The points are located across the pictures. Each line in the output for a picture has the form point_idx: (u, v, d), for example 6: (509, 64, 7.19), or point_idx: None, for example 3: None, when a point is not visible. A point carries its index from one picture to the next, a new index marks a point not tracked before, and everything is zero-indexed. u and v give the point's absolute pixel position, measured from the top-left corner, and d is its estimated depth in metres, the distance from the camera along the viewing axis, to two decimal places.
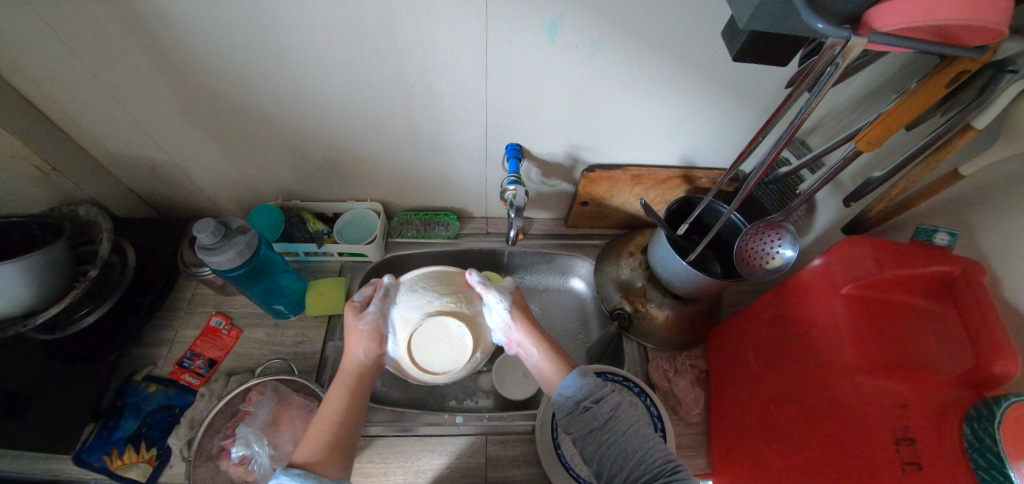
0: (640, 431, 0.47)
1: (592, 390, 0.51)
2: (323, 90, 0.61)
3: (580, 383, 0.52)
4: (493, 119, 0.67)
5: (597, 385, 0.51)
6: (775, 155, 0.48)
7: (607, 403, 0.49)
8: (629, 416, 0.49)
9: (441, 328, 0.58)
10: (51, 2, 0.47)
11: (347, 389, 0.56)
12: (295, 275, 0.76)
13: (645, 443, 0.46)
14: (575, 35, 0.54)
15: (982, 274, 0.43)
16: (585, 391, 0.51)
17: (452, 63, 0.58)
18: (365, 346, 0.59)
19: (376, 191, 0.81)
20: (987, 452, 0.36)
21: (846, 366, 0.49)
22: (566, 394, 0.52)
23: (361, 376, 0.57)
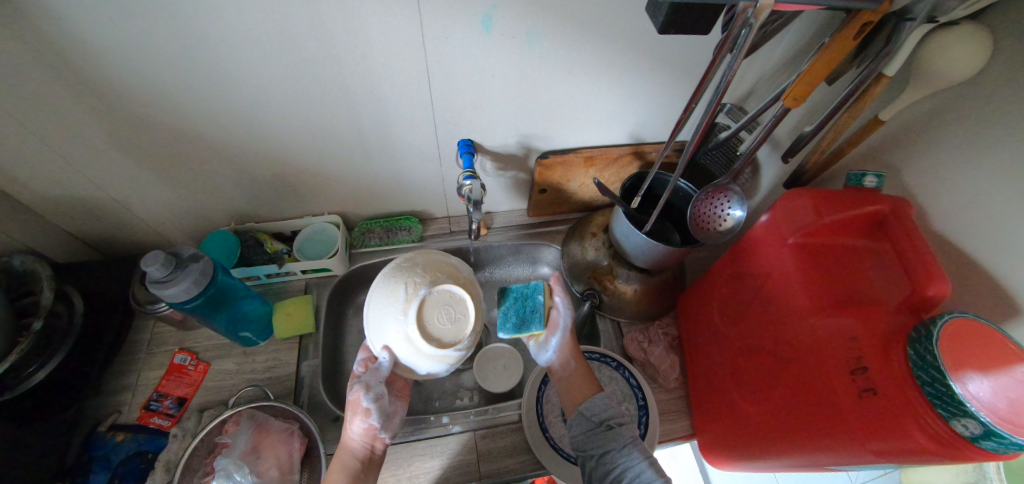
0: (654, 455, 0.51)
1: (615, 413, 0.54)
2: (263, 107, 0.60)
3: (608, 404, 0.55)
4: (441, 118, 0.67)
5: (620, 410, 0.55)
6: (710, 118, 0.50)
7: (628, 428, 0.52)
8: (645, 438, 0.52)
9: (436, 310, 0.50)
10: None
11: (348, 471, 0.53)
12: (259, 300, 0.73)
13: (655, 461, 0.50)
14: (511, 24, 0.55)
15: (909, 209, 0.47)
16: (609, 407, 0.55)
17: (392, 65, 0.57)
18: (360, 426, 0.54)
19: (331, 203, 0.79)
20: (930, 369, 0.38)
21: (801, 311, 0.52)
22: (591, 410, 0.55)
23: (362, 465, 0.54)
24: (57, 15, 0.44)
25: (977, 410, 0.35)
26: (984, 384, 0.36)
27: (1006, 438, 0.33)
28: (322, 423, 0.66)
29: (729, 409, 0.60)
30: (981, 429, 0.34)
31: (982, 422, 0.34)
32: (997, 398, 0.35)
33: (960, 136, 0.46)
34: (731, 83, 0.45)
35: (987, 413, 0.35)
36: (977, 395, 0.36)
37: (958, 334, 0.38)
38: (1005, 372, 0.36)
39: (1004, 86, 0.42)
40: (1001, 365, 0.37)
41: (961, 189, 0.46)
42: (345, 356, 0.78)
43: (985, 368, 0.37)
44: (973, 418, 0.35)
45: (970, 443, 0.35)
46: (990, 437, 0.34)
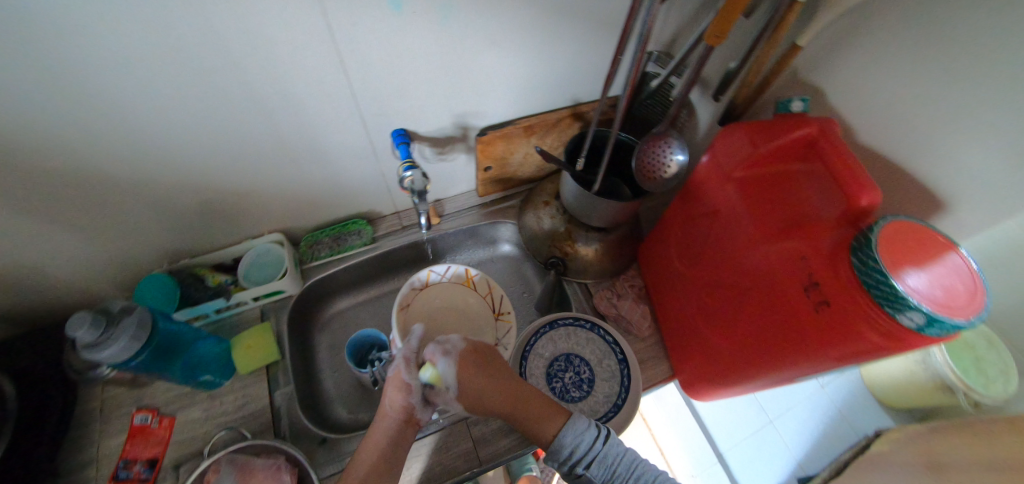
0: (634, 463, 0.55)
1: (582, 455, 0.54)
2: (165, 132, 0.53)
3: (573, 451, 0.54)
4: (367, 111, 0.63)
5: (592, 441, 0.55)
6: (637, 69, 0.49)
7: (595, 468, 0.54)
8: (617, 452, 0.55)
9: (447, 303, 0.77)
10: None
11: (380, 449, 0.55)
12: (212, 339, 0.69)
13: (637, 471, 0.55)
14: (422, 0, 0.50)
15: (834, 126, 0.48)
16: (577, 446, 0.54)
17: (301, 63, 0.52)
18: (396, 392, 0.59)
19: (270, 221, 0.74)
20: (873, 271, 0.40)
21: (753, 240, 0.54)
22: (558, 456, 0.55)
23: (396, 438, 0.56)
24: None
25: (919, 304, 0.37)
26: (922, 278, 0.39)
27: (948, 323, 0.36)
28: (310, 448, 0.64)
29: (701, 346, 0.63)
30: (924, 318, 0.37)
31: (924, 312, 0.37)
32: (933, 289, 0.39)
33: (874, 51, 0.47)
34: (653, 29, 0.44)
35: (928, 304, 0.37)
36: (919, 289, 0.39)
37: (890, 243, 0.41)
38: (938, 265, 0.40)
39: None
40: (934, 258, 0.40)
41: (880, 101, 0.48)
42: (320, 374, 0.75)
43: (922, 263, 0.40)
44: (916, 310, 0.37)
45: (916, 332, 0.38)
46: (933, 324, 0.37)
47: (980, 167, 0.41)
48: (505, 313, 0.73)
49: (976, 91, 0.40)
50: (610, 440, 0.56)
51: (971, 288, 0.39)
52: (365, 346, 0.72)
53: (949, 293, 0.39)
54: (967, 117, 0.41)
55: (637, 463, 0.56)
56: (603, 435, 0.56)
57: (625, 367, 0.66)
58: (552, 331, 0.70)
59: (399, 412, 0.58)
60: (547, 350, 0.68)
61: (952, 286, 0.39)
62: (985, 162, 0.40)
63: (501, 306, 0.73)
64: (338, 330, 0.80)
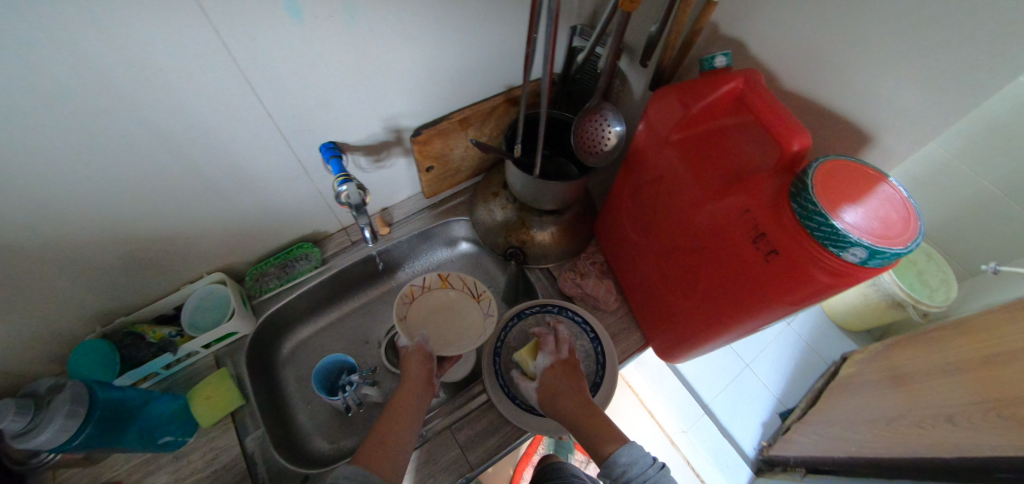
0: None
1: (635, 473, 0.49)
2: (56, 185, 0.47)
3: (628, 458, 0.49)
4: (287, 129, 0.58)
5: (649, 464, 0.49)
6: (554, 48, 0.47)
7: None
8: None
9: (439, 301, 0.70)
10: None
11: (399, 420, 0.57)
12: (167, 396, 0.64)
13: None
14: (321, 1, 0.47)
15: (757, 77, 0.48)
16: (631, 464, 0.49)
17: (200, 85, 0.47)
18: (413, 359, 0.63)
19: (206, 262, 0.69)
20: (812, 215, 0.40)
21: (697, 201, 0.53)
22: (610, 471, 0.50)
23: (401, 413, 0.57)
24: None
25: (860, 239, 0.38)
26: (859, 212, 0.40)
27: (889, 252, 0.37)
28: None
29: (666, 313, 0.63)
30: (866, 253, 0.38)
31: (866, 246, 0.37)
32: (871, 221, 0.40)
33: None
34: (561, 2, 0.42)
35: (868, 238, 0.38)
36: (858, 224, 0.39)
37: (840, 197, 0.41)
38: (873, 197, 0.41)
39: None
40: (867, 192, 0.41)
41: (795, 44, 0.49)
42: (294, 410, 0.72)
43: (857, 198, 0.41)
44: (858, 246, 0.38)
45: (861, 266, 0.39)
46: (875, 256, 0.38)
47: (895, 93, 0.42)
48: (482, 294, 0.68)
49: (881, 20, 0.41)
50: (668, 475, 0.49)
51: (905, 214, 0.40)
52: (334, 372, 0.70)
53: (886, 222, 0.40)
54: (876, 47, 0.42)
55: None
56: (663, 466, 0.50)
57: (598, 345, 0.66)
58: (522, 322, 0.69)
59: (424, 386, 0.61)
60: (519, 342, 0.68)
61: (888, 214, 0.40)
62: (900, 88, 0.42)
63: (478, 289, 0.68)
64: (304, 362, 0.77)
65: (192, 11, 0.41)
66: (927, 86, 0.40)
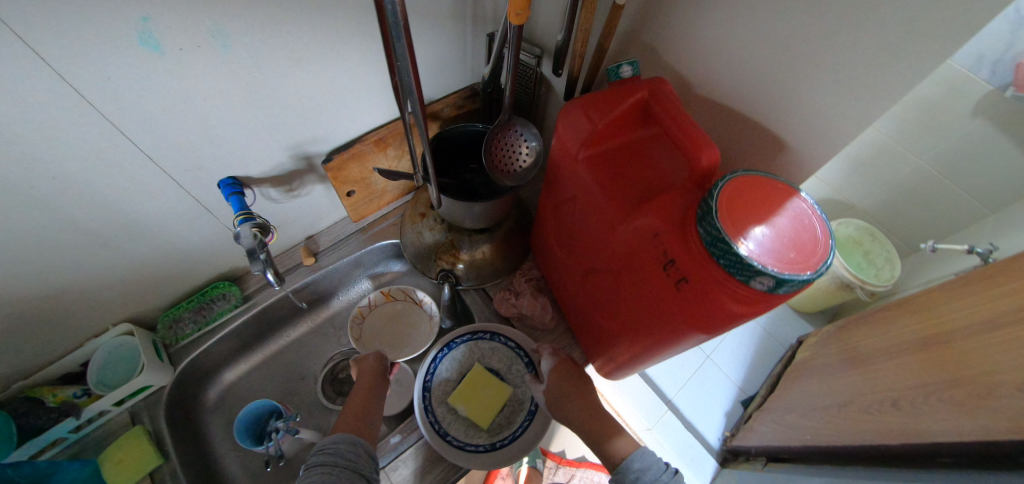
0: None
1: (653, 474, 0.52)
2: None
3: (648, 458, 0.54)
4: (176, 170, 0.52)
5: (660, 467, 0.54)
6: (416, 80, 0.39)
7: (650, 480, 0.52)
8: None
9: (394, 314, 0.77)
10: None
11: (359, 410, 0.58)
12: (75, 463, 0.59)
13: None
14: (186, 32, 0.41)
15: (663, 88, 0.47)
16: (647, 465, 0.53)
17: (61, 137, 0.42)
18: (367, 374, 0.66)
19: (109, 314, 0.63)
20: (716, 242, 0.38)
21: (611, 222, 0.50)
22: (631, 469, 0.53)
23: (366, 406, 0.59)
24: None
25: (767, 267, 0.36)
26: (768, 236, 0.38)
27: (796, 279, 0.36)
28: None
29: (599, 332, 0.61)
30: (773, 281, 0.36)
31: (772, 275, 0.36)
32: (781, 244, 0.38)
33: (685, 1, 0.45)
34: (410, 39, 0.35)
35: (775, 265, 0.36)
36: (767, 250, 0.37)
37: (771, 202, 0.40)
38: (781, 217, 0.39)
39: None
40: (774, 212, 0.39)
41: (702, 50, 0.47)
42: (226, 460, 0.68)
43: (764, 218, 0.39)
44: (764, 275, 0.36)
45: (769, 293, 0.37)
46: (782, 284, 0.36)
47: (797, 102, 0.41)
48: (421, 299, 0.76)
49: (779, 29, 0.39)
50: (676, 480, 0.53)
51: (814, 232, 0.38)
52: (262, 418, 0.66)
53: (797, 244, 0.38)
54: (777, 55, 0.41)
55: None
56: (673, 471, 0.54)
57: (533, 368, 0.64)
58: (455, 350, 0.67)
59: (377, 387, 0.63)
60: (452, 372, 0.65)
61: (798, 235, 0.38)
62: (803, 97, 0.40)
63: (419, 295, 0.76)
64: (235, 405, 0.73)
65: (33, 57, 0.36)
66: (824, 94, 0.39)
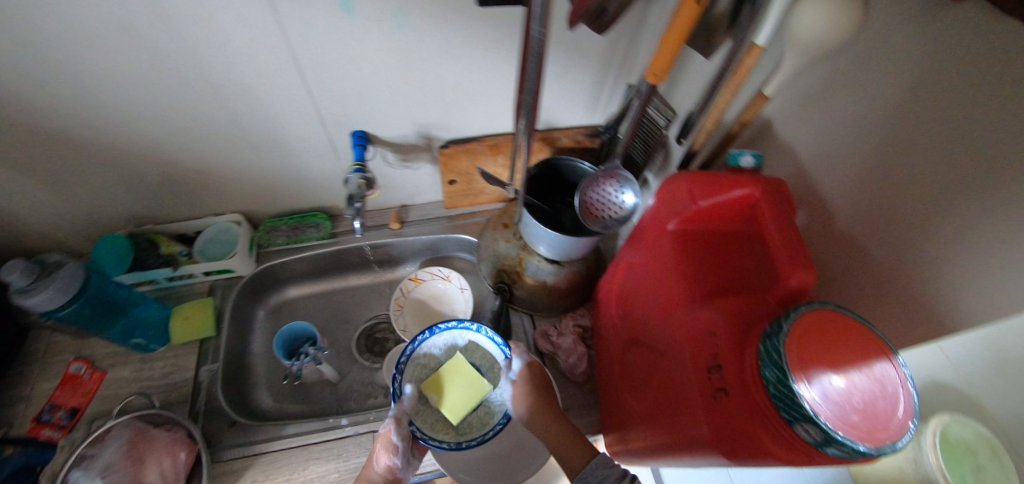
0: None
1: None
2: (128, 105, 0.57)
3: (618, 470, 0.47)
4: (324, 108, 0.64)
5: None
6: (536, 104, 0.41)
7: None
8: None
9: (428, 302, 0.82)
10: None
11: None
12: (157, 304, 0.72)
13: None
14: (374, 6, 0.52)
15: (780, 191, 0.43)
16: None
17: (257, 52, 0.55)
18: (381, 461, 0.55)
19: (232, 203, 0.76)
20: (774, 367, 0.36)
21: (673, 302, 0.48)
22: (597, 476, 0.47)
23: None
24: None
25: (818, 417, 0.32)
26: (834, 385, 0.33)
27: (849, 446, 0.31)
28: (218, 429, 0.65)
29: (620, 406, 0.58)
30: (821, 436, 0.32)
31: (823, 429, 0.32)
32: (847, 401, 0.33)
33: (840, 110, 0.43)
34: (543, 68, 0.37)
35: (829, 419, 0.32)
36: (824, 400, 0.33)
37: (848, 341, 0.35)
38: (861, 372, 0.33)
39: (874, 52, 0.39)
40: (855, 361, 0.34)
41: (845, 165, 0.43)
42: (255, 360, 0.76)
43: (838, 365, 0.34)
44: (814, 424, 0.32)
45: (813, 448, 0.33)
46: (831, 444, 0.32)
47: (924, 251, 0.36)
48: (450, 276, 0.81)
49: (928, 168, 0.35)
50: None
51: (896, 405, 0.32)
52: (298, 339, 0.73)
53: (868, 408, 0.32)
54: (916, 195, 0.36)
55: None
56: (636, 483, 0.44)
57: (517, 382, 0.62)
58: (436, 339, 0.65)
59: (382, 470, 0.54)
60: (429, 360, 0.64)
61: (874, 399, 0.33)
62: (926, 247, 0.36)
63: (444, 271, 0.82)
64: (283, 318, 0.81)
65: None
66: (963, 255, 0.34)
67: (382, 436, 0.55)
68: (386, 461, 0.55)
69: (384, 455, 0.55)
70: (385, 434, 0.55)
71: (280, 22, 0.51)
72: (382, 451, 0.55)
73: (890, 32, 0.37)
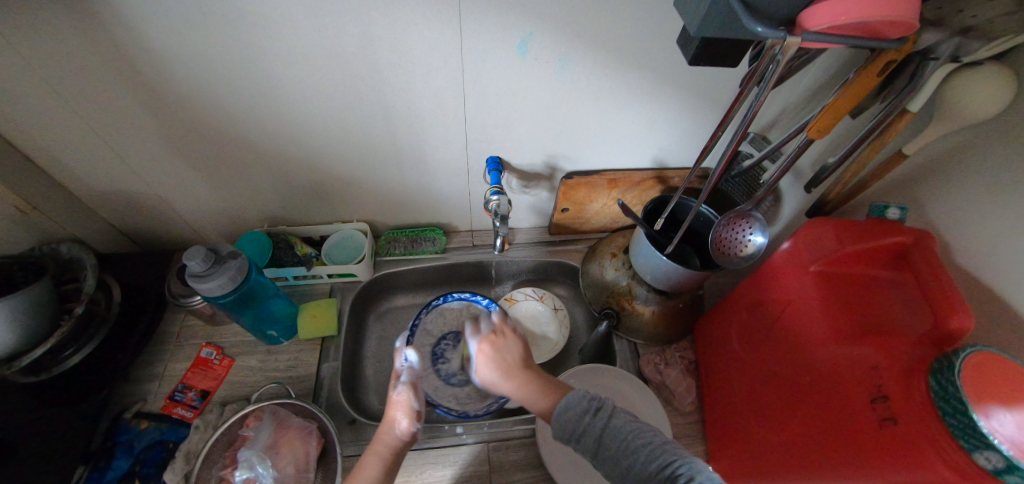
0: (631, 443, 0.46)
1: (575, 426, 0.49)
2: (303, 116, 0.64)
3: (565, 411, 0.50)
4: (472, 135, 0.70)
5: (580, 415, 0.49)
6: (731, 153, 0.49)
7: (603, 413, 0.48)
8: (620, 433, 0.47)
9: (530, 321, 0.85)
10: (40, 33, 0.49)
11: (383, 462, 0.54)
12: (285, 300, 0.75)
13: (639, 456, 0.45)
14: (547, 50, 0.59)
15: (931, 241, 0.47)
16: (569, 427, 0.49)
17: (434, 82, 0.62)
18: (403, 425, 0.56)
19: (361, 212, 0.82)
20: (952, 400, 0.38)
21: (820, 338, 0.51)
22: (562, 418, 0.50)
23: (396, 456, 0.55)
24: (133, 15, 0.49)
25: (998, 441, 0.34)
26: (1010, 416, 0.35)
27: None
28: (340, 425, 0.68)
29: (745, 437, 0.60)
30: (1004, 463, 0.33)
31: (1004, 455, 0.33)
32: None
33: (983, 172, 0.49)
34: (752, 124, 0.44)
35: (1009, 446, 0.34)
36: (997, 427, 0.35)
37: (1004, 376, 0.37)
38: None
39: (1023, 127, 0.45)
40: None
41: (992, 222, 0.48)
42: (363, 362, 0.79)
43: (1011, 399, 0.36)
44: (993, 450, 0.34)
45: (994, 477, 0.34)
46: (1014, 471, 0.33)
47: None
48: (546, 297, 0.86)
49: None
50: (610, 417, 0.48)
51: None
52: None
53: None
54: None
55: (641, 439, 0.46)
56: (597, 410, 0.49)
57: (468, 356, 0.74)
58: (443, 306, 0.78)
59: (404, 434, 0.55)
60: (435, 326, 0.76)
61: None
62: None
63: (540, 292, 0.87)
64: (390, 324, 0.85)
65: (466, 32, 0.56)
66: None
67: (400, 403, 0.56)
68: (408, 426, 0.56)
69: (404, 419, 0.56)
70: (404, 401, 0.56)
71: (463, 57, 0.59)
72: (403, 416, 0.56)
73: None
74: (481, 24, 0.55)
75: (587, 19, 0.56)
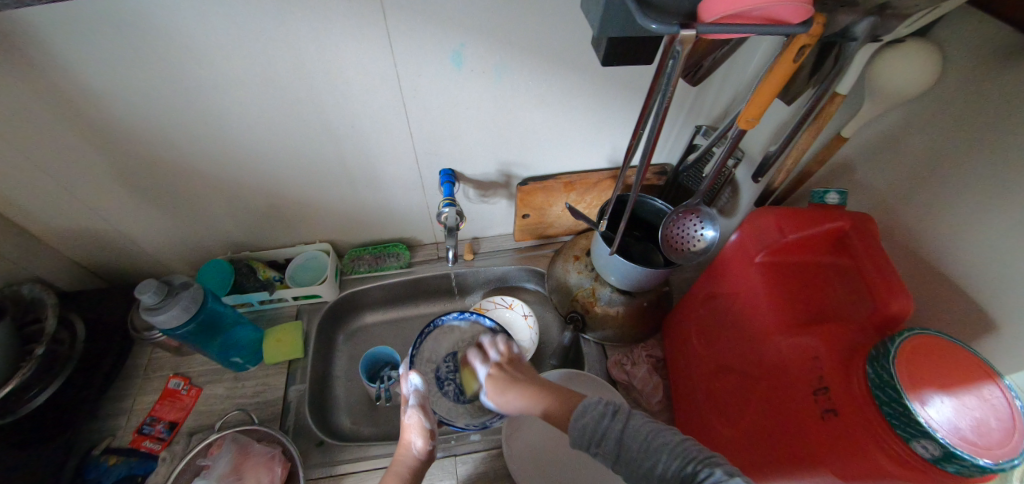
0: (651, 443, 0.41)
1: (593, 431, 0.44)
2: (248, 144, 0.65)
3: (580, 420, 0.45)
4: (421, 149, 0.71)
5: (598, 419, 0.44)
6: (652, 150, 0.48)
7: (620, 418, 0.43)
8: (640, 435, 0.42)
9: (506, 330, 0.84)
10: None
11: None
12: (251, 326, 0.76)
13: (658, 457, 0.40)
14: (480, 60, 0.59)
15: (869, 224, 0.46)
16: (586, 433, 0.44)
17: (374, 100, 0.62)
18: (419, 443, 0.54)
19: (324, 233, 0.84)
20: (886, 388, 0.37)
21: (767, 330, 0.50)
22: (581, 423, 0.45)
23: (417, 473, 0.54)
24: (61, 58, 0.49)
25: (933, 430, 0.33)
26: (945, 403, 0.35)
27: (967, 459, 0.31)
28: (307, 448, 0.68)
29: (708, 433, 0.59)
30: (941, 451, 0.32)
31: (941, 443, 0.32)
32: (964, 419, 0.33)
33: (922, 150, 0.47)
34: (664, 121, 0.44)
35: (947, 435, 0.33)
36: (935, 414, 0.34)
37: (936, 362, 0.36)
38: (971, 391, 0.35)
39: (949, 102, 0.44)
40: (957, 384, 0.35)
41: (928, 200, 0.47)
42: (334, 382, 0.80)
43: (944, 387, 0.35)
44: (930, 438, 0.33)
45: (932, 465, 0.33)
46: (951, 459, 0.32)
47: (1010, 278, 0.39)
48: (514, 304, 0.86)
49: (1012, 204, 0.39)
50: (628, 419, 0.43)
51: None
52: (380, 363, 0.77)
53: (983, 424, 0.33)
54: (1004, 225, 0.40)
55: (662, 436, 0.41)
56: (615, 412, 0.44)
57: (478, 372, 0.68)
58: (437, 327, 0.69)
59: (420, 454, 0.54)
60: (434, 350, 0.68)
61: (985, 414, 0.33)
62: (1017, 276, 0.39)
63: (509, 299, 0.87)
64: (360, 342, 0.86)
65: (395, 48, 0.56)
66: None
67: (412, 425, 0.54)
68: (424, 446, 0.54)
69: (419, 440, 0.54)
70: (416, 423, 0.54)
71: (399, 74, 0.59)
72: (416, 437, 0.54)
73: (964, 85, 0.43)
74: (410, 41, 0.55)
75: (514, 25, 0.55)
